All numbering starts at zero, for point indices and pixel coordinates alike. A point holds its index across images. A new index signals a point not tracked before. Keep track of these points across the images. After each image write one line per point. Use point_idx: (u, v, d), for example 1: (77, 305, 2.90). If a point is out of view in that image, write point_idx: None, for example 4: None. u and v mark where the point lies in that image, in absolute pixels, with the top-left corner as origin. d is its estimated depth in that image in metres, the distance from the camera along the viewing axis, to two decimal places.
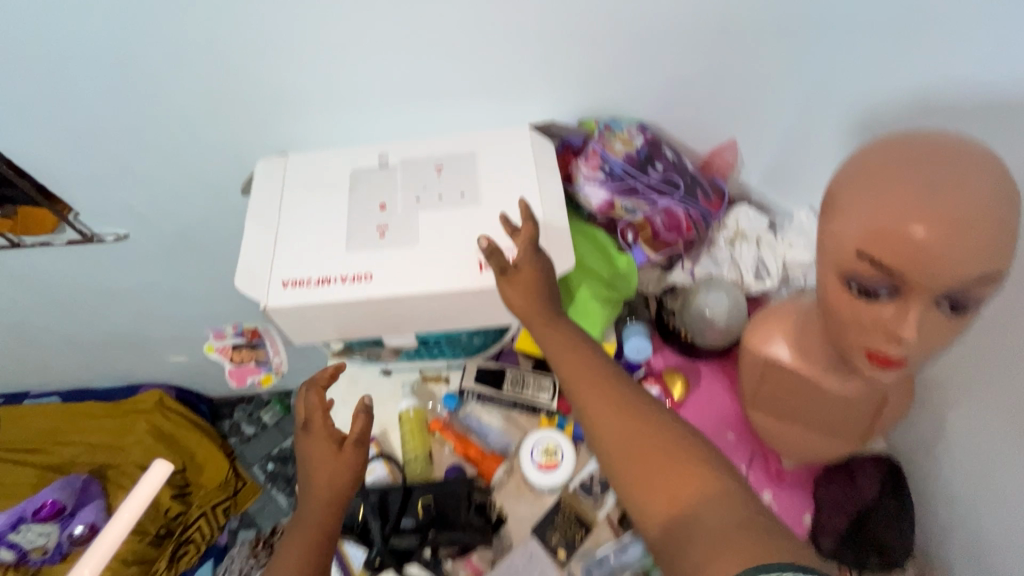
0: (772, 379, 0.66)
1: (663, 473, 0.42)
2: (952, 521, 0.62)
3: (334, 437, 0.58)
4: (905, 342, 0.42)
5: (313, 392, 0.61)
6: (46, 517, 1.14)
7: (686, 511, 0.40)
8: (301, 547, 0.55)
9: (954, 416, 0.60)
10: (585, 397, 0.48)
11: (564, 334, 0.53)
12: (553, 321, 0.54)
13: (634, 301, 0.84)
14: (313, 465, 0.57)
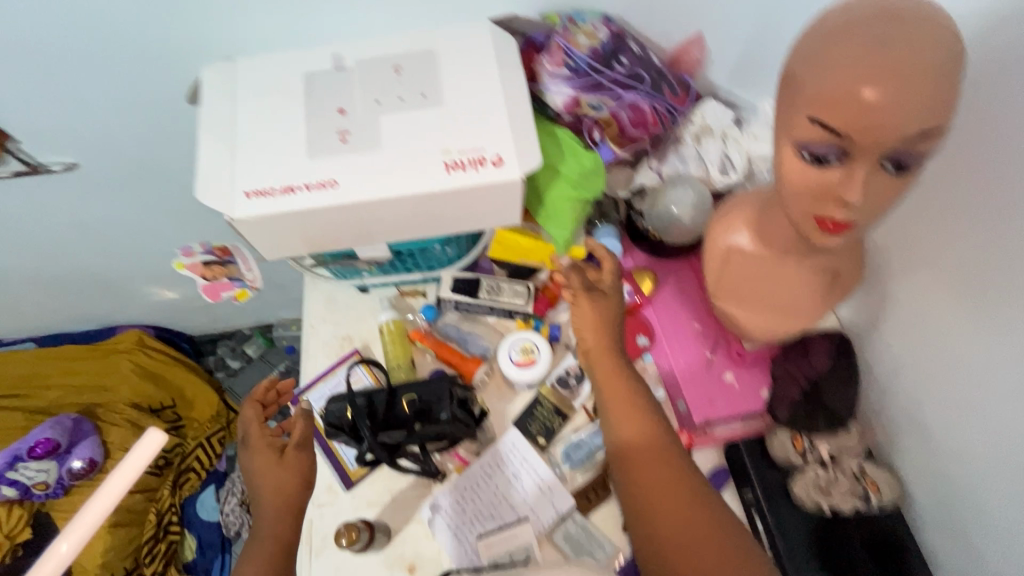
0: (733, 268, 0.69)
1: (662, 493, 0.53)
2: (891, 385, 0.68)
3: (273, 446, 0.62)
4: (851, 205, 0.44)
5: (248, 406, 0.65)
6: (41, 455, 1.15)
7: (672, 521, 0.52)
8: (268, 554, 0.56)
9: (899, 289, 0.64)
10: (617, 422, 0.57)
11: (621, 371, 0.60)
12: (616, 357, 0.61)
13: (604, 204, 0.84)
14: (257, 477, 0.61)
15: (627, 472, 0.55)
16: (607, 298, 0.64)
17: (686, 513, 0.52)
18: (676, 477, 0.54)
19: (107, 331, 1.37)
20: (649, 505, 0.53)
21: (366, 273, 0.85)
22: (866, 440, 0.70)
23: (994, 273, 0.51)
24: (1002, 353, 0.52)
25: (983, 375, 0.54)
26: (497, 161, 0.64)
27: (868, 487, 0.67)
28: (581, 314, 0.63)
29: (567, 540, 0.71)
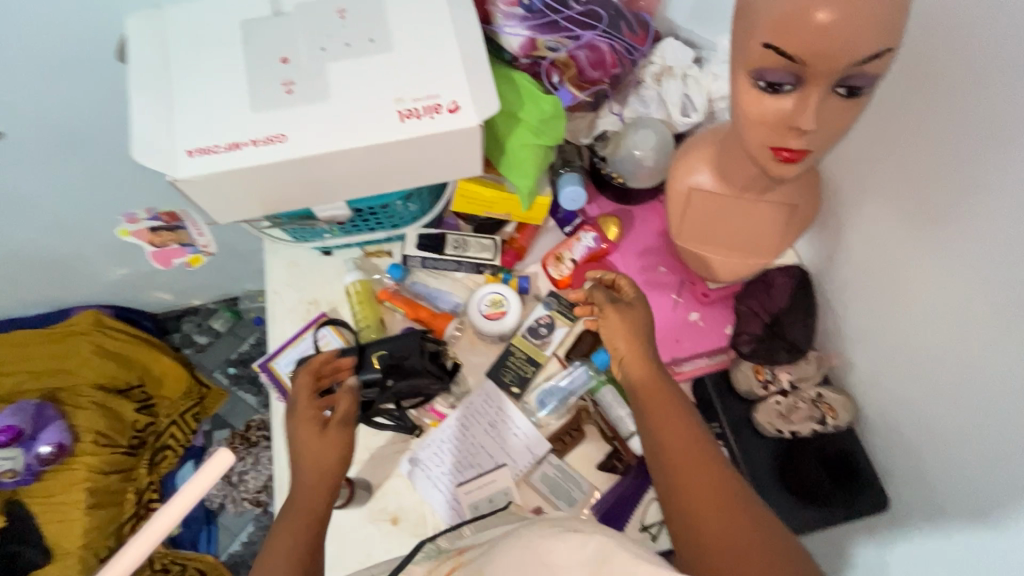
0: (695, 207, 0.70)
1: (702, 490, 0.49)
2: (847, 313, 0.70)
3: (318, 418, 0.58)
4: (806, 132, 0.44)
5: (302, 374, 0.63)
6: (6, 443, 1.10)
7: (709, 517, 0.48)
8: (296, 534, 0.52)
9: (855, 219, 0.65)
10: (657, 422, 0.55)
11: (654, 370, 0.59)
12: (648, 359, 0.60)
13: (567, 151, 0.84)
14: (298, 448, 0.57)
15: (665, 471, 0.52)
16: (634, 308, 0.63)
17: (729, 511, 0.48)
18: (719, 475, 0.50)
19: (62, 313, 1.30)
20: (691, 502, 0.49)
21: (327, 234, 0.83)
22: (823, 367, 0.73)
23: (940, 199, 0.52)
24: (942, 276, 0.54)
25: (926, 299, 0.56)
26: (452, 108, 0.62)
27: (825, 411, 0.70)
28: (610, 325, 0.63)
29: (545, 481, 0.74)
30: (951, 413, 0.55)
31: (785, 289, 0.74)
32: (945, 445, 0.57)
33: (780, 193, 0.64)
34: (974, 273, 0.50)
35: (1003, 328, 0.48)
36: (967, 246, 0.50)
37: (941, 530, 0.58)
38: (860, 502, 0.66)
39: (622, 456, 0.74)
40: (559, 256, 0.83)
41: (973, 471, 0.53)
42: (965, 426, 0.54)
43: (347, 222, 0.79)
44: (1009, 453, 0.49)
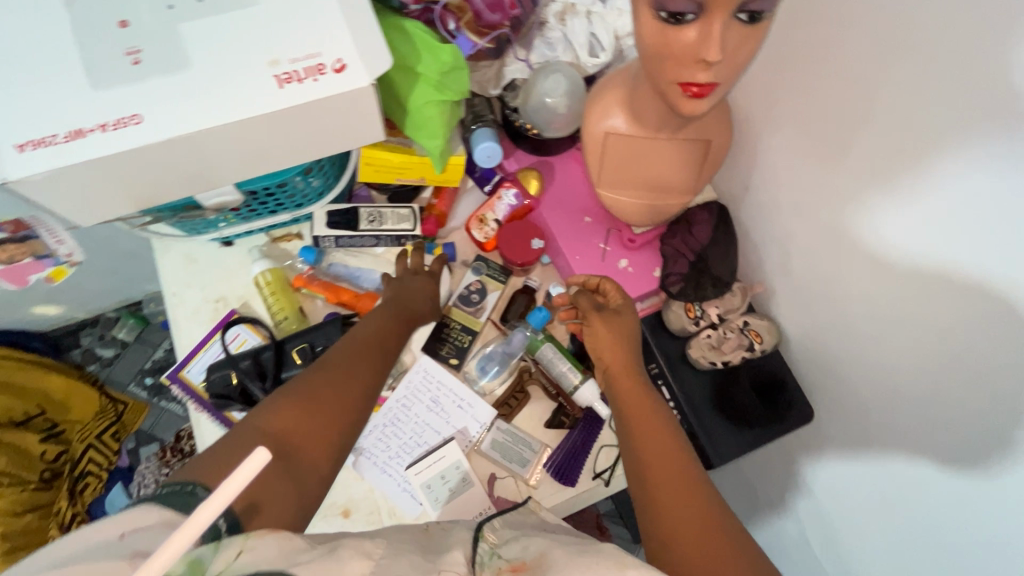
0: (613, 152, 0.67)
1: (678, 493, 0.53)
2: (766, 242, 0.72)
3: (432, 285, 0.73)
4: (712, 64, 0.42)
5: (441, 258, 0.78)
6: None
7: (684, 518, 0.51)
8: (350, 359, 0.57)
9: (767, 149, 0.66)
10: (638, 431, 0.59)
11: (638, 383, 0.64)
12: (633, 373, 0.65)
13: (477, 105, 0.79)
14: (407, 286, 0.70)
15: (641, 475, 0.56)
16: (620, 317, 0.69)
17: (694, 511, 0.51)
18: (690, 482, 0.54)
19: None
20: (660, 501, 0.53)
21: (223, 222, 0.74)
22: (748, 297, 0.75)
23: (839, 122, 0.54)
24: (849, 196, 0.56)
25: (835, 217, 0.59)
26: (338, 67, 0.55)
27: (751, 337, 0.73)
28: (597, 335, 0.68)
29: (495, 447, 0.73)
30: (865, 322, 0.59)
31: (706, 228, 0.75)
32: (860, 352, 0.61)
33: (693, 129, 0.63)
34: (876, 191, 0.52)
35: (902, 240, 0.51)
36: (869, 165, 0.52)
37: (865, 425, 0.63)
38: (783, 416, 0.71)
39: (568, 411, 0.74)
40: (482, 217, 0.79)
41: (887, 370, 0.58)
42: (878, 332, 0.58)
43: (244, 206, 0.70)
44: (918, 351, 0.53)
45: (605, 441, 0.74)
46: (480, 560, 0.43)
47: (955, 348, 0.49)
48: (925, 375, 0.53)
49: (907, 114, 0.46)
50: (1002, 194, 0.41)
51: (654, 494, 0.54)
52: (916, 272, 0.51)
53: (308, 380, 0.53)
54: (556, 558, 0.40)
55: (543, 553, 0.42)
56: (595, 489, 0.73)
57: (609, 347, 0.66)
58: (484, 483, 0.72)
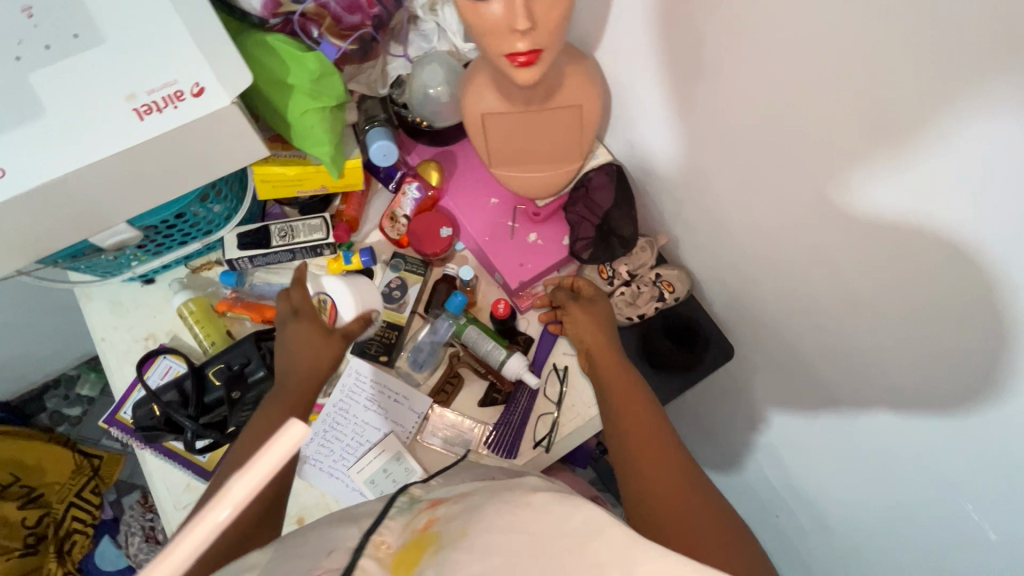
0: (496, 132, 0.69)
1: (657, 465, 0.57)
2: (663, 192, 0.74)
3: (325, 330, 0.64)
4: (524, 32, 0.44)
5: (296, 286, 0.66)
6: None
7: (662, 488, 0.55)
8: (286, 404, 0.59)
9: (642, 104, 0.67)
10: (621, 409, 0.63)
11: (620, 366, 0.68)
12: (614, 356, 0.69)
13: (369, 107, 0.80)
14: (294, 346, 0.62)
15: (622, 449, 0.60)
16: (598, 305, 0.73)
17: (672, 480, 0.56)
18: (666, 453, 0.58)
19: None
20: (640, 467, 0.57)
21: (134, 261, 0.75)
22: (655, 249, 0.78)
23: (687, 65, 0.56)
24: (714, 132, 0.58)
25: (710, 154, 0.61)
26: (197, 90, 0.56)
27: (664, 288, 0.76)
28: (575, 321, 0.72)
29: (436, 433, 0.75)
30: (763, 243, 0.63)
31: (607, 193, 0.76)
32: (768, 271, 0.64)
33: (561, 97, 0.64)
34: (734, 123, 0.55)
35: (771, 159, 0.54)
36: (721, 101, 0.54)
37: (790, 332, 0.68)
38: (700, 357, 0.75)
39: (500, 387, 0.76)
40: (392, 215, 0.81)
41: (794, 277, 0.61)
42: (776, 247, 0.61)
43: (149, 241, 0.71)
44: (812, 253, 0.56)
45: (542, 410, 0.77)
46: (401, 508, 0.45)
47: (837, 241, 0.52)
48: (823, 274, 0.57)
49: (737, 45, 0.48)
50: (831, 99, 0.44)
51: (631, 462, 0.58)
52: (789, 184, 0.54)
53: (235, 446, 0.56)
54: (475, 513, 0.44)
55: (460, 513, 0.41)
56: (538, 459, 0.75)
57: (591, 333, 0.71)
58: (430, 470, 0.74)
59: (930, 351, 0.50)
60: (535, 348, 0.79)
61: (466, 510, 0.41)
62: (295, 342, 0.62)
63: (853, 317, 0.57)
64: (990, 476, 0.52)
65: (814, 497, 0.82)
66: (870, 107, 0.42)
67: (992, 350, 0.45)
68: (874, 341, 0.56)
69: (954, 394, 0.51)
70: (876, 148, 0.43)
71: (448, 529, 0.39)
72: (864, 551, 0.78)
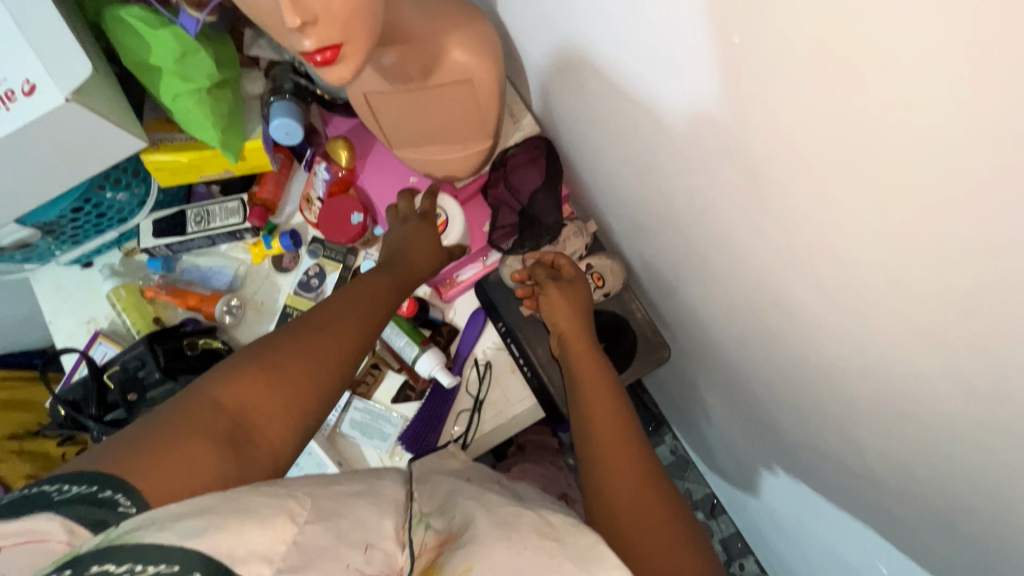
0: (386, 111, 0.59)
1: (626, 474, 0.49)
2: (590, 172, 0.64)
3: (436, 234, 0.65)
4: (304, 24, 0.35)
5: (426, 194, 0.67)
6: None
7: (632, 504, 0.47)
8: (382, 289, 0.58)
9: (551, 71, 0.56)
10: (592, 407, 0.55)
11: (597, 358, 0.60)
12: (589, 341, 0.61)
13: (276, 74, 0.71)
14: (412, 237, 0.64)
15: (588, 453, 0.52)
16: (575, 287, 0.65)
17: (643, 491, 0.48)
18: (636, 459, 0.51)
19: None
20: (602, 466, 0.50)
21: (56, 250, 0.75)
22: (586, 236, 0.69)
23: (576, 19, 0.44)
24: (618, 108, 0.47)
25: (618, 132, 0.50)
26: (29, 89, 0.51)
27: (592, 281, 0.68)
28: (553, 304, 0.64)
29: (354, 426, 0.74)
30: (679, 244, 0.52)
31: (532, 173, 0.68)
32: (692, 278, 0.54)
33: (446, 72, 0.54)
34: (630, 99, 0.43)
35: (665, 150, 0.43)
36: (614, 65, 0.43)
37: (712, 340, 0.59)
38: (625, 360, 0.68)
39: (414, 384, 0.74)
40: (307, 197, 0.76)
41: (709, 284, 0.51)
42: (687, 248, 0.51)
43: (60, 232, 0.71)
44: (719, 262, 0.46)
45: (460, 406, 0.73)
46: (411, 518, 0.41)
47: (734, 254, 0.42)
48: (737, 296, 0.47)
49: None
50: (699, 84, 0.33)
51: (597, 462, 0.51)
52: (686, 190, 0.44)
53: (319, 309, 0.53)
54: (477, 530, 0.38)
55: (467, 520, 0.40)
56: None
57: (568, 315, 0.63)
58: (348, 463, 0.73)
59: (829, 389, 0.41)
60: (458, 342, 0.74)
61: (471, 537, 0.37)
62: (414, 235, 0.64)
63: (763, 337, 0.47)
64: (901, 527, 0.45)
65: (768, 492, 0.76)
66: (734, 104, 0.31)
67: (893, 412, 0.35)
68: (787, 367, 0.46)
69: (886, 465, 0.41)
70: (743, 157, 0.33)
71: (453, 560, 0.35)
72: (812, 551, 0.72)
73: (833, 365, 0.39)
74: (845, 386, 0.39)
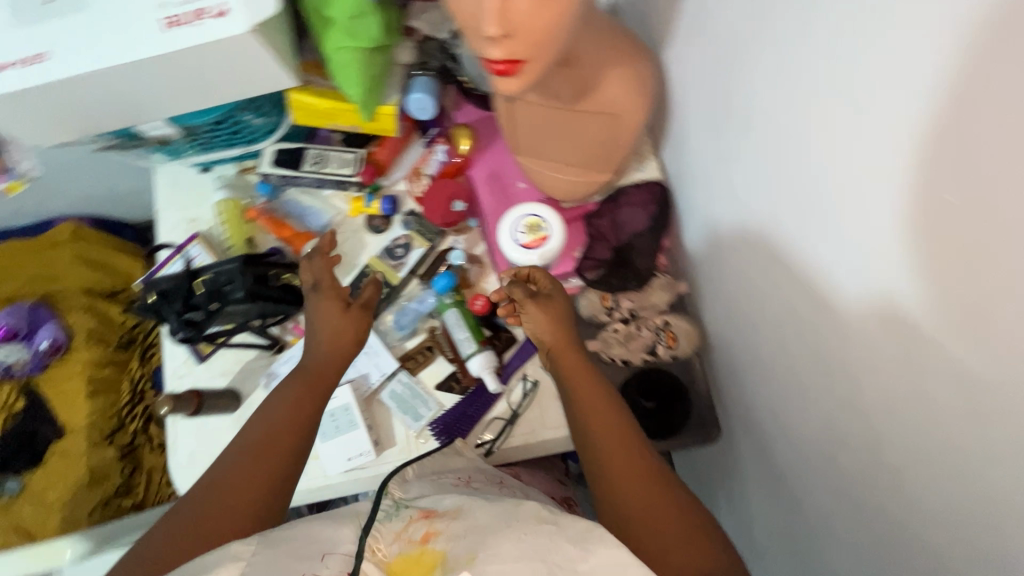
0: (520, 119, 0.60)
1: (649, 502, 0.50)
2: (703, 231, 0.64)
3: (340, 298, 0.66)
4: (501, 37, 0.36)
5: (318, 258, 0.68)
6: (5, 340, 1.14)
7: (661, 534, 0.48)
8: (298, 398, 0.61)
9: (709, 121, 0.57)
10: (598, 430, 0.55)
11: (589, 368, 0.59)
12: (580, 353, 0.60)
13: (427, 51, 0.74)
14: (318, 320, 0.65)
15: (602, 480, 0.53)
16: (554, 299, 0.62)
17: (675, 516, 0.49)
18: (656, 481, 0.51)
19: (43, 225, 1.25)
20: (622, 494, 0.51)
21: (186, 151, 0.81)
22: (672, 293, 0.68)
23: (767, 82, 0.45)
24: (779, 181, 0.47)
25: (763, 201, 0.50)
26: (221, 11, 0.55)
27: (664, 339, 0.67)
28: (535, 322, 0.61)
29: (392, 398, 0.76)
30: (784, 329, 0.51)
31: (640, 217, 0.68)
32: (782, 367, 0.53)
33: (596, 101, 0.55)
34: (801, 175, 0.43)
35: (816, 236, 0.43)
36: (794, 138, 0.43)
37: (777, 433, 0.57)
38: (676, 426, 0.66)
39: (460, 378, 0.75)
40: (418, 171, 0.79)
41: (805, 374, 0.50)
42: (793, 335, 0.50)
43: (197, 138, 0.77)
44: (835, 358, 0.45)
45: (496, 414, 0.74)
46: (389, 509, 0.47)
47: (861, 356, 0.41)
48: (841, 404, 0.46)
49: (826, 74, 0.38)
50: (913, 189, 0.33)
51: (619, 493, 0.51)
52: (829, 283, 0.43)
53: (249, 429, 0.58)
54: (481, 523, 0.43)
55: (457, 508, 0.47)
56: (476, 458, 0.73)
57: (551, 332, 0.60)
58: (376, 429, 0.75)
59: (914, 517, 0.40)
60: (513, 351, 0.75)
61: (468, 527, 0.43)
62: (317, 311, 0.66)
63: (844, 442, 0.46)
64: None
65: None
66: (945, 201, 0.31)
67: (993, 563, 0.34)
68: (859, 482, 0.45)
69: None
70: (932, 255, 0.33)
71: (452, 549, 0.41)
72: None
73: (934, 496, 0.38)
74: (950, 534, 0.37)
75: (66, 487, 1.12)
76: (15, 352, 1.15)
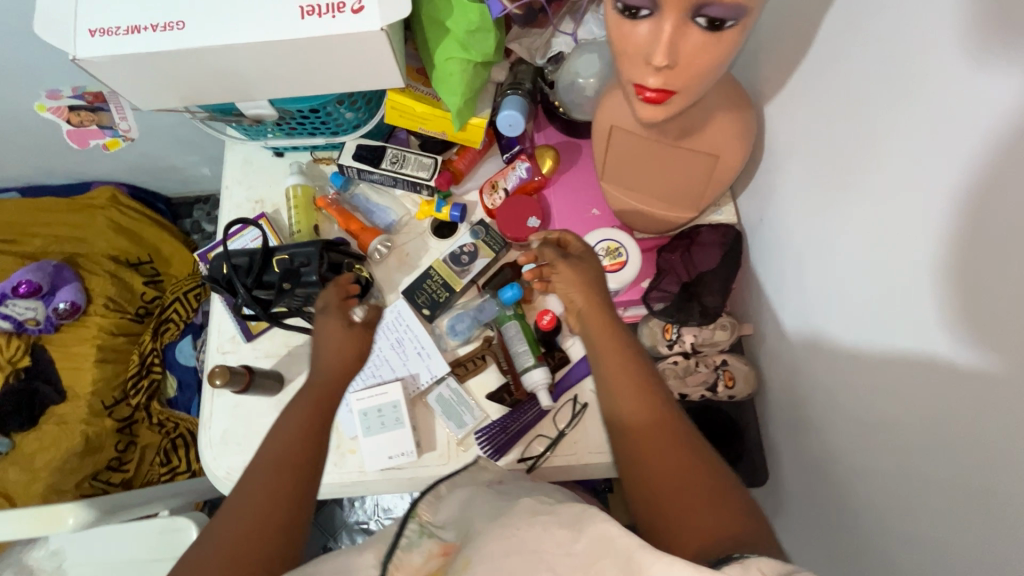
0: (616, 147, 0.63)
1: (662, 463, 0.51)
2: (774, 277, 0.66)
3: (346, 317, 0.63)
4: (659, 68, 0.39)
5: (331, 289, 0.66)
6: (25, 295, 1.11)
7: (669, 499, 0.49)
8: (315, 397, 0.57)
9: (796, 175, 0.60)
10: (619, 389, 0.55)
11: (613, 325, 0.59)
12: (606, 312, 0.60)
13: (520, 72, 0.77)
14: (325, 341, 0.62)
15: (625, 437, 0.54)
16: (584, 261, 0.64)
17: (689, 480, 0.49)
18: (675, 443, 0.52)
19: (86, 185, 1.26)
20: (641, 453, 0.52)
21: (269, 133, 0.83)
22: (736, 334, 0.69)
23: (867, 153, 0.47)
24: (863, 247, 0.49)
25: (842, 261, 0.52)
26: (357, 8, 0.58)
27: (723, 379, 0.68)
28: (564, 283, 0.63)
29: (438, 401, 0.75)
30: (842, 387, 0.53)
31: (712, 257, 0.70)
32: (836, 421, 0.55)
33: (699, 140, 0.58)
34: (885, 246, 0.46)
35: (895, 303, 0.45)
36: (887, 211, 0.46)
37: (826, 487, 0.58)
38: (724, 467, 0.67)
39: (513, 391, 0.75)
40: (494, 183, 0.80)
41: (858, 440, 0.51)
42: (853, 398, 0.51)
43: (287, 121, 0.79)
44: (890, 427, 0.46)
45: (542, 431, 0.74)
46: (410, 539, 0.45)
47: (918, 432, 0.43)
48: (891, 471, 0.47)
49: (923, 163, 0.41)
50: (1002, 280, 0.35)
51: (636, 457, 0.52)
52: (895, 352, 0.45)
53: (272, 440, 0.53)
54: (477, 527, 0.42)
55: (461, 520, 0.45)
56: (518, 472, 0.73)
57: (576, 289, 0.61)
58: (418, 432, 0.75)
59: None
60: (566, 370, 0.76)
61: (468, 532, 0.42)
62: (327, 334, 0.62)
63: (890, 508, 0.47)
64: None
65: None
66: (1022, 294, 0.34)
67: None
68: (898, 553, 0.46)
69: None
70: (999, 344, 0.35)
71: (457, 557, 0.40)
72: None
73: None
74: None
75: (55, 455, 1.08)
76: (31, 309, 1.12)
